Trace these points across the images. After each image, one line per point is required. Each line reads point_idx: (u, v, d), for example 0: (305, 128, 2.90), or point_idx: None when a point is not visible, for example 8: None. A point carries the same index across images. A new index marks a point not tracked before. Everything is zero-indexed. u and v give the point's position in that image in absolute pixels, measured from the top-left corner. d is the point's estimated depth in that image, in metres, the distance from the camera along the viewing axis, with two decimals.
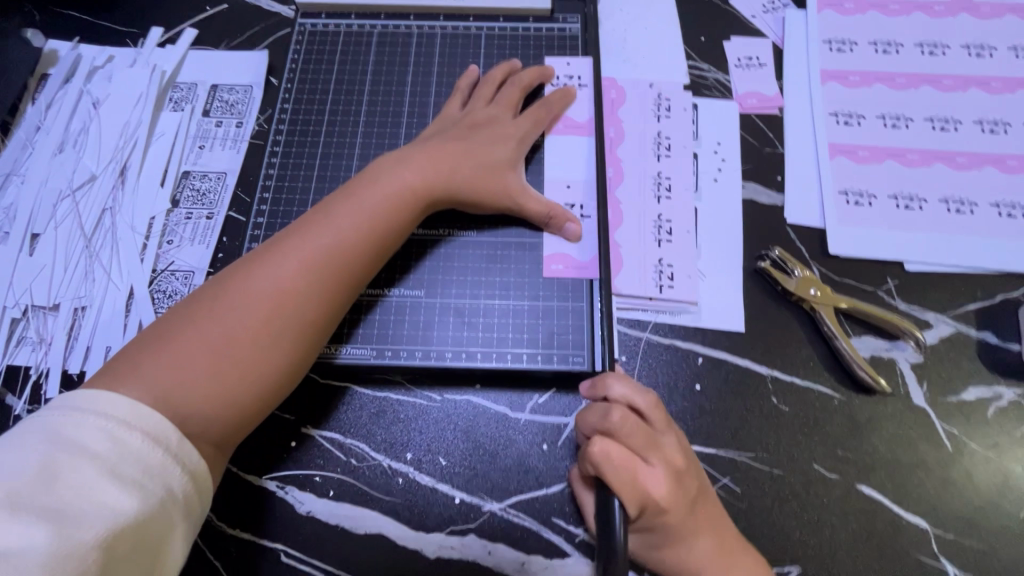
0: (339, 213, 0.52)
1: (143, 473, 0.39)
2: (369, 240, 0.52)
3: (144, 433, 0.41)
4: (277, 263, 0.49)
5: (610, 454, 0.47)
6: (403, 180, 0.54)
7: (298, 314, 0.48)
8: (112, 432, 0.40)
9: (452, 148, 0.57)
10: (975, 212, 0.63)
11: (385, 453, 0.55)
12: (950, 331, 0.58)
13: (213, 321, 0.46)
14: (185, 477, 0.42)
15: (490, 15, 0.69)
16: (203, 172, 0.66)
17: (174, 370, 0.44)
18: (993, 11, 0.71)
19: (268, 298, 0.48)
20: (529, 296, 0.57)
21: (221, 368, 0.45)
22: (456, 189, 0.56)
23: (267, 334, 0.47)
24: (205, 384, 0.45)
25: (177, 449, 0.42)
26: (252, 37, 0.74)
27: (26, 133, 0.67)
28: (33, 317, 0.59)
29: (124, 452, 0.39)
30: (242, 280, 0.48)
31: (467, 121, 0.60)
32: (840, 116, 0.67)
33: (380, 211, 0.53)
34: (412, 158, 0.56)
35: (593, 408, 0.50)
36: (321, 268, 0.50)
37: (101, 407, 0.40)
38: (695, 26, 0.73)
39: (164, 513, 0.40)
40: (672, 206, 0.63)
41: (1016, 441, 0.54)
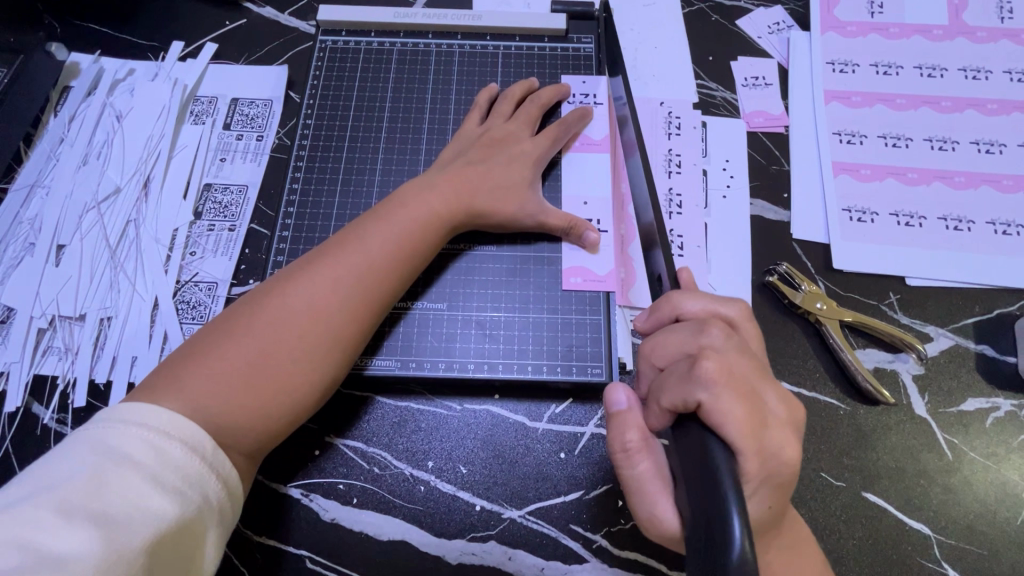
0: (369, 233, 0.54)
1: (182, 480, 0.41)
2: (397, 258, 0.54)
3: (182, 442, 0.42)
4: (310, 280, 0.51)
5: (723, 368, 0.42)
6: (431, 200, 0.56)
7: (329, 330, 0.50)
8: (152, 441, 0.41)
9: (474, 168, 0.59)
10: (972, 229, 0.65)
11: (407, 461, 0.56)
12: (950, 344, 0.61)
13: (248, 337, 0.48)
14: (219, 486, 0.43)
15: (506, 34, 0.71)
16: (225, 185, 0.67)
17: (211, 384, 0.46)
18: (989, 35, 0.74)
19: (301, 315, 0.49)
20: (547, 309, 0.59)
21: (256, 382, 0.47)
22: (480, 208, 0.58)
23: (301, 349, 0.49)
24: (241, 398, 0.46)
25: (213, 458, 0.43)
26: (271, 52, 0.75)
27: (49, 145, 0.68)
28: (60, 327, 0.60)
29: (164, 460, 0.41)
30: (277, 297, 0.50)
31: (487, 140, 0.62)
32: (843, 135, 0.70)
33: (408, 230, 0.55)
34: (440, 179, 0.58)
35: (671, 337, 0.46)
36: (352, 286, 0.51)
37: (141, 417, 0.42)
38: (703, 46, 0.76)
39: (200, 520, 0.41)
40: (683, 221, 0.65)
41: (1013, 449, 0.57)
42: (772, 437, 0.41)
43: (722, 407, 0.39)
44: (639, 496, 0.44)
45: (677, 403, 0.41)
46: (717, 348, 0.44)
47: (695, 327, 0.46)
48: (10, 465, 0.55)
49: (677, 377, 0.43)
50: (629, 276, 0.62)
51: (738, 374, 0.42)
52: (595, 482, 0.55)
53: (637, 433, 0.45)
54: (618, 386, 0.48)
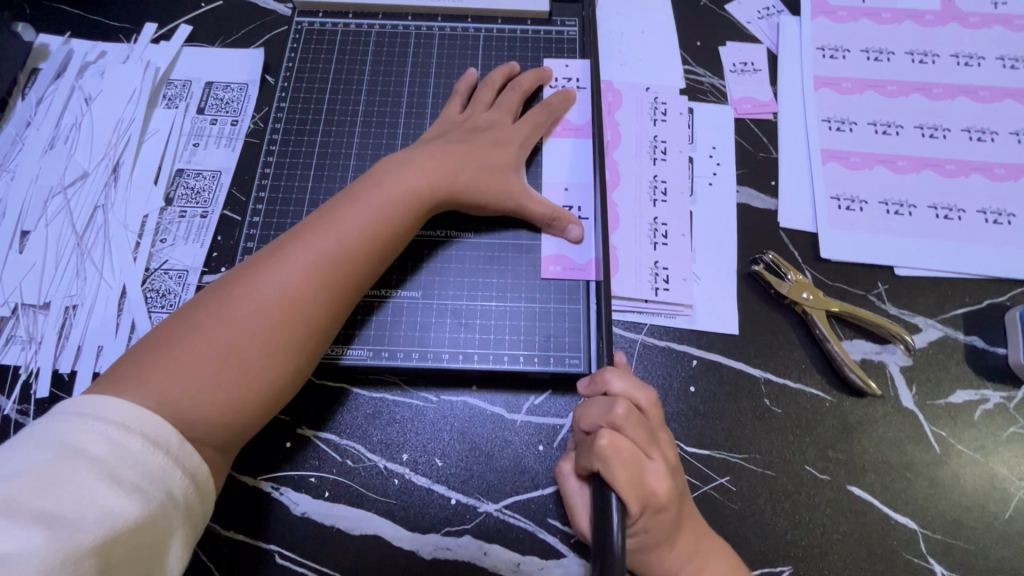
0: (343, 216, 0.52)
1: (143, 476, 0.39)
2: (373, 242, 0.52)
3: (144, 437, 0.40)
4: (283, 266, 0.49)
5: (613, 444, 0.46)
6: (408, 183, 0.54)
7: (303, 318, 0.48)
8: (111, 436, 0.39)
9: (453, 151, 0.57)
10: (963, 218, 0.64)
11: (381, 454, 0.55)
12: (938, 335, 0.59)
13: (218, 327, 0.46)
14: (185, 481, 0.41)
15: (488, 16, 0.69)
16: (198, 170, 0.65)
17: (179, 376, 0.44)
18: (982, 21, 0.72)
19: (273, 303, 0.47)
20: (526, 297, 0.58)
21: (226, 374, 0.45)
22: (458, 190, 0.56)
23: (273, 339, 0.47)
24: (210, 391, 0.44)
25: (177, 452, 0.41)
26: (247, 35, 0.73)
27: (16, 128, 0.66)
28: (23, 316, 0.58)
29: (123, 456, 0.39)
30: (247, 285, 0.48)
31: (467, 125, 0.60)
32: (832, 122, 0.68)
33: (384, 214, 0.53)
34: (416, 159, 0.56)
35: (592, 407, 0.49)
36: (328, 272, 0.50)
37: (101, 411, 0.40)
38: (691, 31, 0.74)
39: (163, 516, 0.40)
40: (668, 209, 0.64)
41: (1001, 442, 0.56)
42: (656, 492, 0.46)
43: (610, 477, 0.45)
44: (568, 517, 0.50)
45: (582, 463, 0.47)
46: (621, 426, 0.47)
47: (608, 402, 0.48)
48: None
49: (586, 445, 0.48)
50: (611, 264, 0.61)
51: (629, 454, 0.46)
52: None
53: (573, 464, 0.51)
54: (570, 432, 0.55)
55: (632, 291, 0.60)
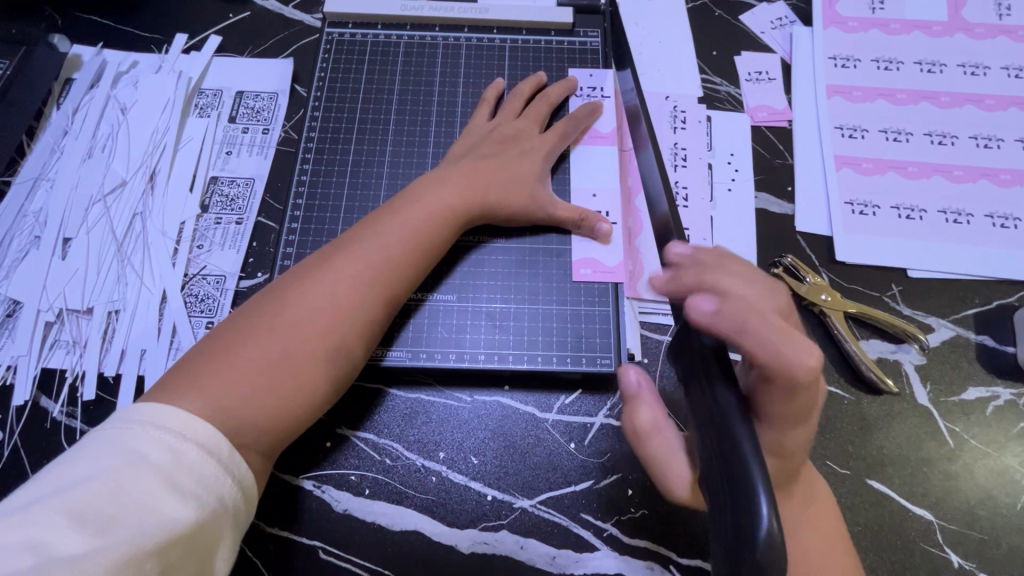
0: (385, 230, 0.54)
1: (197, 485, 0.40)
2: (413, 255, 0.54)
3: (198, 445, 0.42)
4: (330, 277, 0.51)
5: (748, 325, 0.42)
6: (445, 196, 0.57)
7: (349, 327, 0.50)
8: (168, 443, 0.41)
9: (482, 165, 0.60)
10: (971, 222, 0.66)
11: (419, 452, 0.56)
12: (950, 335, 0.62)
13: (270, 336, 0.48)
14: (234, 488, 0.43)
15: (512, 27, 0.71)
16: (232, 178, 0.67)
17: (234, 383, 0.46)
18: (987, 31, 0.75)
19: (323, 313, 0.49)
20: (556, 300, 0.60)
21: (278, 380, 0.47)
22: (491, 204, 0.59)
23: (322, 346, 0.49)
24: (261, 397, 0.46)
25: (228, 460, 0.43)
26: (276, 45, 0.75)
27: (53, 137, 0.68)
28: (67, 321, 0.60)
29: (179, 464, 0.40)
30: (296, 294, 0.50)
31: (494, 137, 0.62)
32: (845, 129, 0.71)
33: (423, 226, 0.55)
34: (452, 174, 0.59)
35: (686, 310, 0.46)
36: (373, 282, 0.52)
37: (160, 420, 0.42)
38: (707, 41, 0.76)
39: (215, 523, 0.41)
40: (691, 214, 0.66)
41: (1012, 437, 0.58)
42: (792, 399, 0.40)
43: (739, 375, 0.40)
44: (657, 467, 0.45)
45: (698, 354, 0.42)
46: None
47: (714, 292, 0.45)
48: (20, 458, 0.54)
49: (701, 334, 0.43)
50: (637, 268, 0.63)
51: (763, 326, 0.42)
52: (606, 471, 0.56)
53: (649, 412, 0.46)
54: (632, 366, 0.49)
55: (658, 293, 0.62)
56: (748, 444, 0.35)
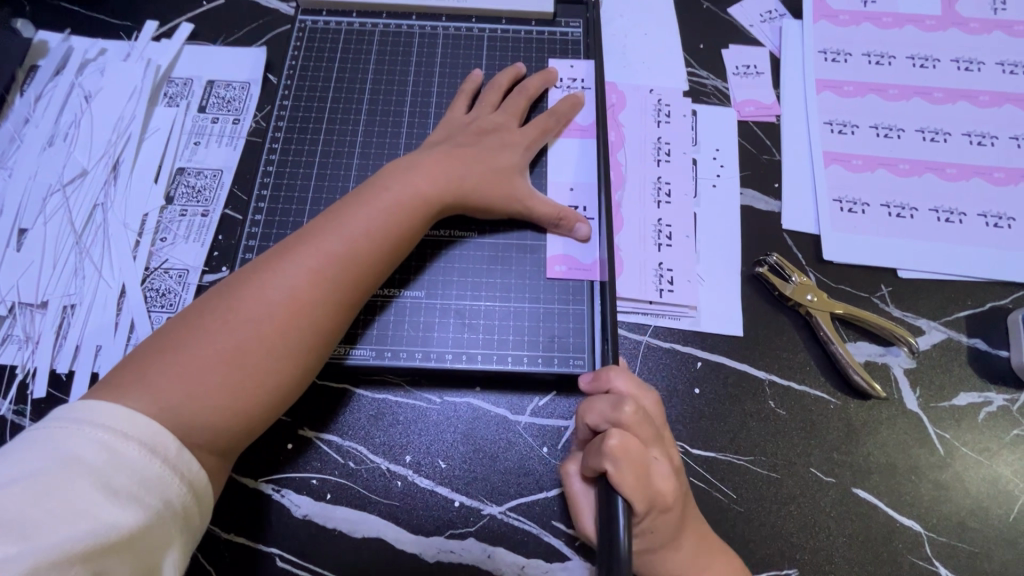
0: (350, 220, 0.51)
1: (138, 485, 0.38)
2: (379, 247, 0.52)
3: (141, 444, 0.40)
4: (289, 270, 0.48)
5: (625, 447, 0.46)
6: (415, 185, 0.54)
7: (310, 322, 0.48)
8: (108, 442, 0.39)
9: (458, 154, 0.57)
10: (964, 222, 0.64)
11: (384, 456, 0.54)
12: (942, 338, 0.60)
13: (224, 332, 0.45)
14: (183, 489, 0.41)
15: (492, 17, 0.69)
16: (198, 169, 0.65)
17: (185, 382, 0.43)
18: (981, 26, 0.73)
19: (281, 307, 0.47)
20: (529, 298, 0.57)
21: (232, 379, 0.45)
22: (465, 194, 0.56)
23: (280, 343, 0.46)
24: (214, 397, 0.44)
25: (176, 460, 0.41)
26: (250, 33, 0.73)
27: (14, 125, 0.65)
28: (20, 315, 0.57)
29: (117, 463, 0.38)
30: (254, 288, 0.48)
31: (471, 127, 0.60)
32: (834, 125, 0.68)
33: (391, 217, 0.52)
34: (423, 162, 0.56)
35: (595, 407, 0.50)
36: (336, 275, 0.49)
37: (99, 418, 0.39)
38: (694, 33, 0.74)
39: (160, 526, 0.39)
40: (672, 211, 0.64)
41: (1005, 445, 0.56)
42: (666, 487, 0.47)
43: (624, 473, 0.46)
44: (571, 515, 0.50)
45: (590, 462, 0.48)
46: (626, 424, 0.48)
47: (613, 400, 0.49)
48: None
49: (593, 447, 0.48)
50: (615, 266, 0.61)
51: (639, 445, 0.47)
52: None
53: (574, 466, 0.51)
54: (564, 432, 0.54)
55: (636, 291, 0.60)
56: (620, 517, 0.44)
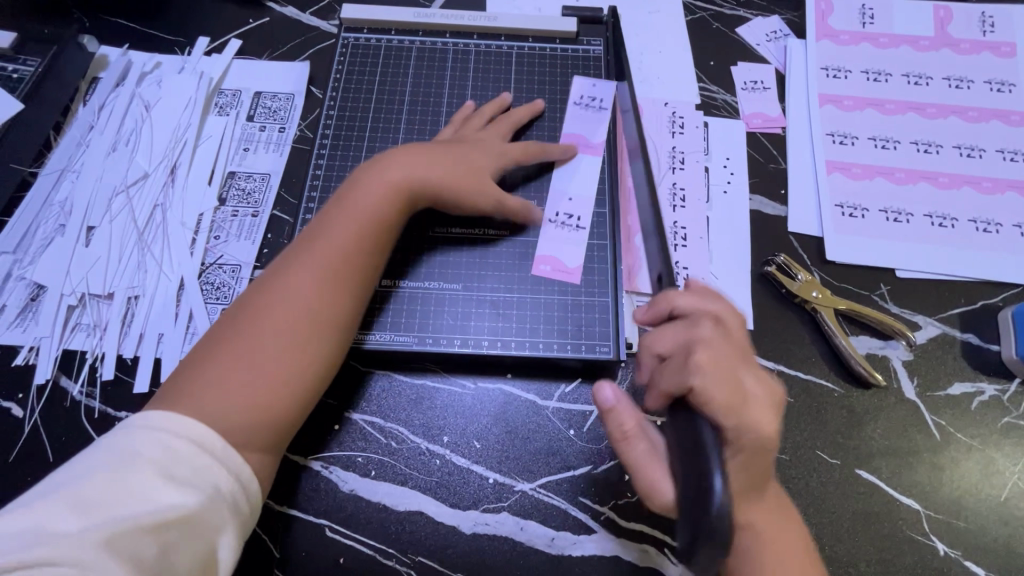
0: (332, 223, 0.55)
1: (191, 475, 0.43)
2: (366, 244, 0.55)
3: (191, 440, 0.44)
4: (288, 277, 0.52)
5: (714, 359, 0.43)
6: (392, 186, 0.58)
7: (324, 319, 0.52)
8: (164, 439, 0.43)
9: (437, 153, 0.60)
10: (956, 226, 0.69)
11: (423, 436, 0.59)
12: (937, 332, 0.64)
13: (245, 341, 0.50)
14: (231, 479, 0.45)
15: (519, 35, 0.75)
16: (249, 173, 0.70)
17: (219, 389, 0.47)
18: (972, 47, 0.78)
19: (293, 312, 0.51)
20: (557, 291, 0.62)
21: (264, 382, 0.49)
22: (445, 194, 0.60)
23: (300, 342, 0.51)
24: (251, 400, 0.48)
25: (222, 453, 0.45)
26: (294, 49, 0.79)
27: (79, 132, 0.71)
28: (88, 305, 0.62)
29: (173, 457, 0.43)
30: (263, 301, 0.52)
31: (455, 139, 0.64)
32: (836, 136, 0.74)
33: (377, 217, 0.56)
34: (368, 170, 0.59)
35: (666, 333, 0.47)
36: (337, 275, 0.53)
37: (155, 421, 0.44)
38: (705, 51, 0.80)
39: (214, 511, 0.43)
40: (688, 213, 0.69)
41: (996, 431, 0.60)
42: (759, 422, 0.43)
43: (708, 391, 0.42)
44: (640, 473, 0.47)
45: (673, 387, 0.43)
46: (701, 339, 0.45)
47: (688, 320, 0.47)
48: (40, 435, 0.57)
49: (676, 365, 0.45)
50: (636, 263, 0.66)
51: (730, 364, 0.44)
52: (603, 457, 0.58)
53: (634, 420, 0.48)
54: (604, 382, 0.50)
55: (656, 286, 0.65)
56: (710, 442, 0.40)
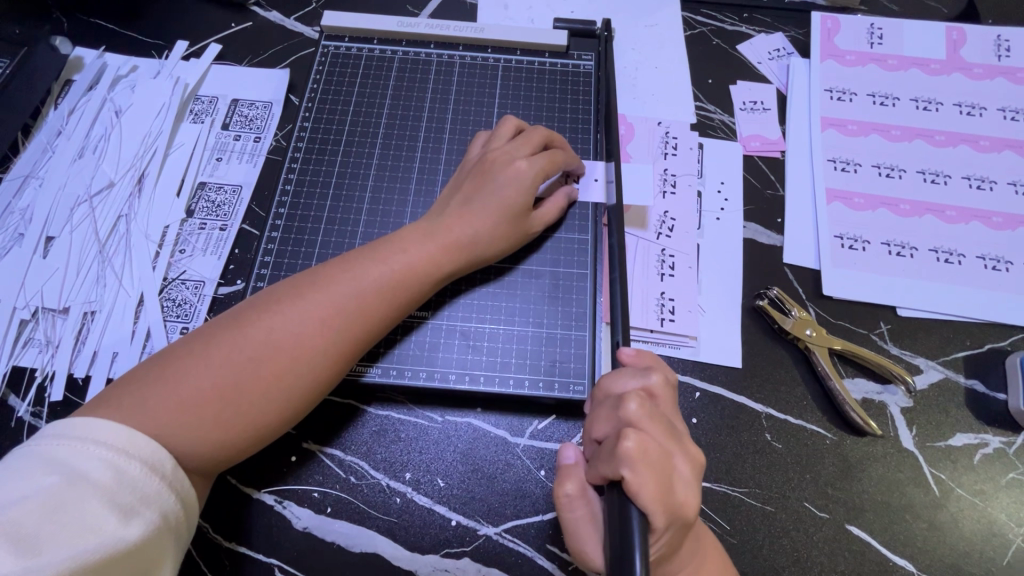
0: (366, 274, 0.53)
1: (138, 500, 0.40)
2: (384, 301, 0.53)
3: (141, 462, 0.42)
4: (297, 316, 0.50)
5: (644, 447, 0.41)
6: (428, 250, 0.55)
7: (310, 370, 0.49)
8: (111, 460, 0.41)
9: (499, 215, 0.57)
10: (963, 263, 0.65)
11: (385, 472, 0.55)
12: (939, 377, 0.60)
13: (222, 365, 0.47)
14: (178, 505, 0.43)
15: (506, 48, 0.72)
16: (219, 184, 0.67)
17: (177, 410, 0.45)
18: (985, 72, 0.74)
19: (286, 352, 0.49)
20: (532, 323, 0.59)
21: (225, 415, 0.46)
22: (469, 256, 0.57)
23: (277, 385, 0.48)
24: (203, 430, 0.45)
25: (172, 477, 0.43)
26: (274, 56, 0.76)
27: (47, 137, 0.69)
28: (42, 319, 0.60)
29: (122, 480, 0.40)
30: (262, 327, 0.49)
31: (517, 183, 0.58)
32: (837, 163, 0.70)
33: (402, 279, 0.54)
34: (428, 229, 0.56)
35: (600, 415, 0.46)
36: (341, 325, 0.51)
37: (101, 435, 0.41)
38: (703, 69, 0.76)
39: (158, 539, 0.41)
40: (674, 243, 0.65)
41: (1000, 488, 0.56)
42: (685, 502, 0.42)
43: (638, 479, 0.40)
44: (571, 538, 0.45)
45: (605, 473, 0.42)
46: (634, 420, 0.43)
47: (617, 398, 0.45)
48: None
49: (606, 450, 0.43)
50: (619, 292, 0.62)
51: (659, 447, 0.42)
52: None
53: (575, 484, 0.45)
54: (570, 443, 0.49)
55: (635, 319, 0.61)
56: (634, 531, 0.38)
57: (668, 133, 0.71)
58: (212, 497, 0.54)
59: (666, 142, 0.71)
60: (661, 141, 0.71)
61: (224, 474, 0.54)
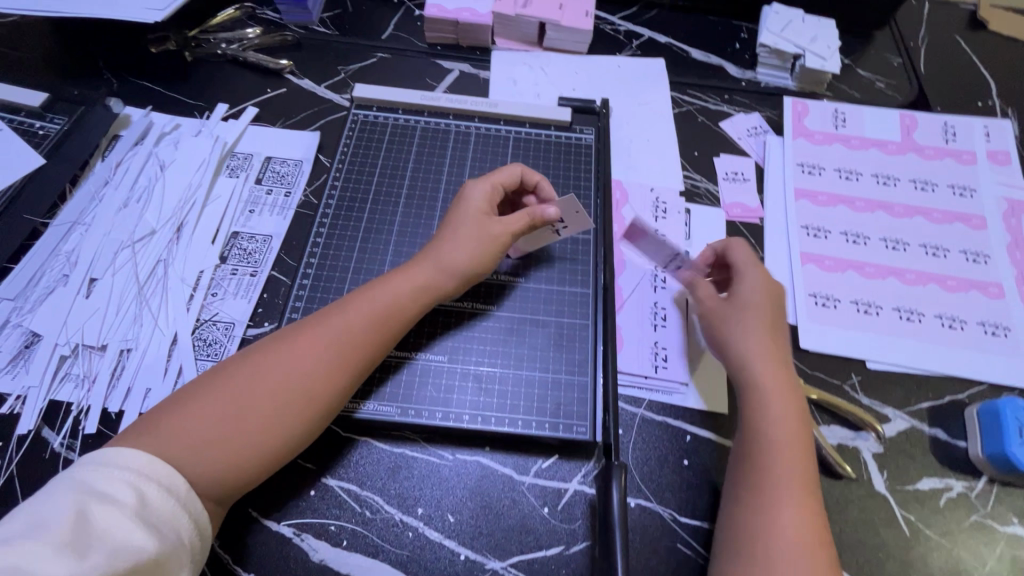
0: (348, 301, 0.59)
1: (158, 518, 0.44)
2: (365, 321, 0.58)
3: (159, 484, 0.46)
4: (290, 342, 0.55)
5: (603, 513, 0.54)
6: (403, 275, 0.61)
7: (301, 385, 0.54)
8: (133, 482, 0.44)
9: (466, 234, 0.63)
10: (923, 321, 0.72)
11: (398, 507, 0.59)
12: (906, 426, 0.66)
13: (223, 393, 0.52)
14: (190, 525, 0.46)
15: (516, 121, 0.81)
16: (251, 234, 0.73)
17: (185, 435, 0.49)
18: (935, 153, 0.85)
19: (277, 372, 0.53)
20: (539, 367, 0.64)
21: (228, 435, 0.50)
22: (444, 274, 0.62)
23: (274, 403, 0.52)
24: (208, 449, 0.49)
25: (186, 499, 0.47)
26: (306, 119, 0.84)
27: (94, 186, 0.75)
28: (80, 355, 0.64)
29: (144, 499, 0.44)
30: (258, 357, 0.55)
31: (476, 208, 0.65)
32: (810, 229, 0.78)
33: (381, 300, 0.59)
34: (406, 262, 0.63)
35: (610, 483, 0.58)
36: (326, 343, 0.56)
37: (122, 461, 0.45)
38: (690, 143, 0.86)
39: (173, 554, 0.44)
40: (666, 296, 0.72)
41: (965, 529, 0.61)
42: None
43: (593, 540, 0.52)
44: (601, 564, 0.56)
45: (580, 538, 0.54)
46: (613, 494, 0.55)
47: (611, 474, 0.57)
48: (15, 487, 0.57)
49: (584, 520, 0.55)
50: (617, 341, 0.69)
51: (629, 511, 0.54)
52: (575, 537, 0.58)
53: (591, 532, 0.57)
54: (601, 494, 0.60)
55: (633, 366, 0.67)
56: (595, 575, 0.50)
57: (660, 198, 0.80)
58: (233, 529, 0.57)
59: (657, 206, 0.79)
60: (652, 205, 0.79)
61: (246, 506, 0.58)
